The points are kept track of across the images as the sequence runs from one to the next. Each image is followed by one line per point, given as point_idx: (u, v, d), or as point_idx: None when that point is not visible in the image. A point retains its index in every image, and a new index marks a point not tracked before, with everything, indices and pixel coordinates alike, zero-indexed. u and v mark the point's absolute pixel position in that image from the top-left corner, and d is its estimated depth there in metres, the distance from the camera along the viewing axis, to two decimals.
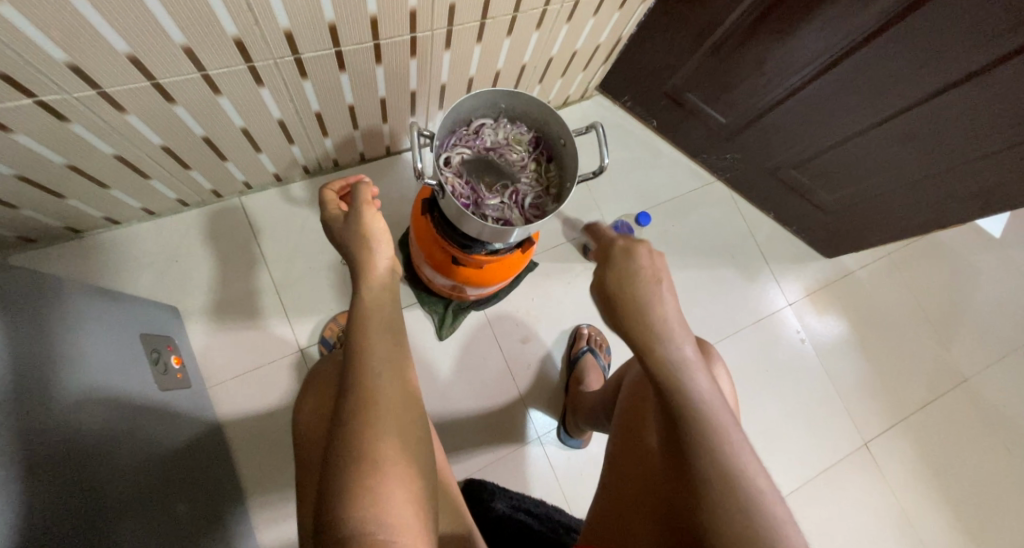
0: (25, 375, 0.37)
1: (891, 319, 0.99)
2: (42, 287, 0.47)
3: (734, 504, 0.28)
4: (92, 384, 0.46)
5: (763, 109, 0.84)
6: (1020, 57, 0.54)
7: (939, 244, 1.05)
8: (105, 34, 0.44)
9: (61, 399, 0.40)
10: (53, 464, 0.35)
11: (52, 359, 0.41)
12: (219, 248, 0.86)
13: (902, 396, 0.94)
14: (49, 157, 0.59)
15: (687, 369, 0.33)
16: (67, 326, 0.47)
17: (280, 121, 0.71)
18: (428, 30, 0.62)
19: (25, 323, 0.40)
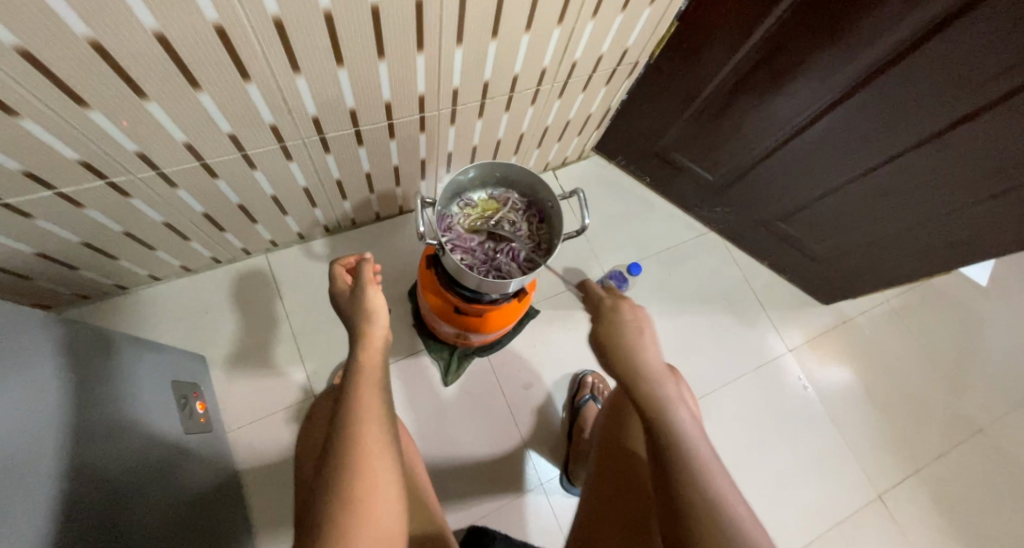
0: (65, 413, 0.42)
1: (897, 367, 0.99)
2: (96, 337, 0.54)
3: (705, 502, 0.33)
4: (132, 420, 0.52)
5: (746, 166, 0.90)
6: (964, 124, 0.60)
7: (941, 290, 1.06)
8: (167, 126, 0.54)
9: (104, 432, 0.46)
10: (94, 488, 0.41)
11: (100, 397, 0.48)
12: (245, 299, 0.93)
13: (916, 446, 0.92)
14: (108, 224, 0.69)
15: (662, 393, 0.42)
16: (117, 370, 0.54)
17: (305, 188, 0.81)
18: (435, 109, 0.72)
19: (72, 367, 0.46)
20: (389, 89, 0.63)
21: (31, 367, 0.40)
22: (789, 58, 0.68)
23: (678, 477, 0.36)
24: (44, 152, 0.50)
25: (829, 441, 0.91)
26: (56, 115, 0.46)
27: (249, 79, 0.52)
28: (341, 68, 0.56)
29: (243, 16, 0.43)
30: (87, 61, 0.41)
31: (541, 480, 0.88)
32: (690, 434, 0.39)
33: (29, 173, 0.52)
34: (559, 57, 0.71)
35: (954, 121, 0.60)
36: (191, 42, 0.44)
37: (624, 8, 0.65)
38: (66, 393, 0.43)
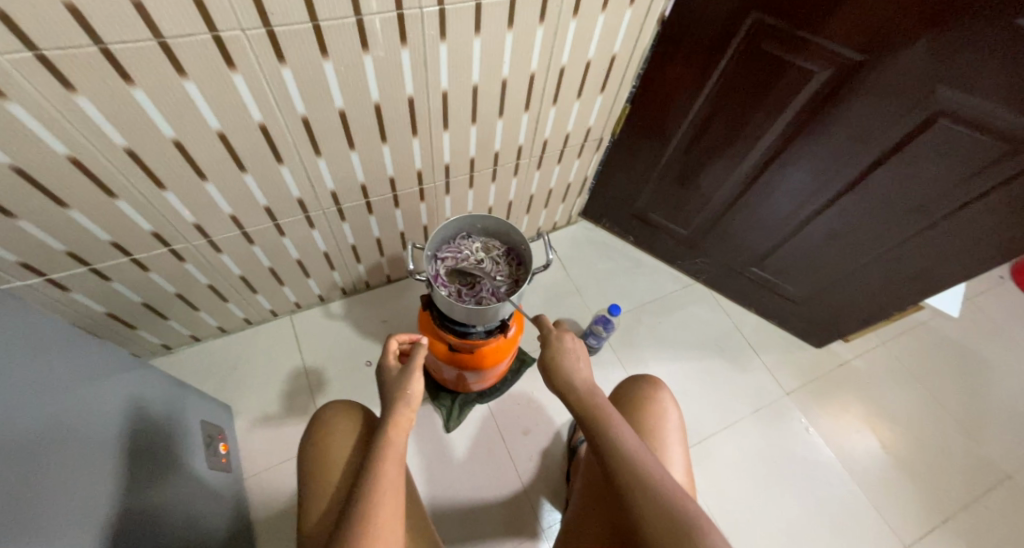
0: (112, 418, 0.57)
1: (902, 409, 1.03)
2: (116, 367, 0.64)
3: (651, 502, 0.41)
4: (169, 451, 0.67)
5: (714, 219, 1.01)
6: (874, 171, 0.72)
7: (925, 334, 1.13)
8: (218, 202, 0.70)
9: (152, 447, 0.63)
10: (138, 478, 0.57)
11: (151, 425, 0.66)
12: (267, 355, 1.04)
13: (942, 494, 0.93)
14: (164, 286, 0.82)
15: (610, 420, 0.50)
16: (158, 411, 0.69)
17: (325, 253, 0.95)
18: (432, 182, 0.87)
19: (94, 428, 0.53)
20: (391, 166, 0.79)
21: (60, 433, 0.47)
22: (724, 128, 0.83)
23: (620, 470, 0.45)
24: (127, 224, 0.66)
25: (847, 489, 0.93)
26: (141, 195, 0.63)
27: (282, 163, 0.68)
28: (352, 151, 0.72)
29: (278, 114, 0.60)
30: (165, 153, 0.58)
31: (546, 525, 0.88)
32: (625, 434, 0.48)
33: (113, 242, 0.68)
34: (532, 136, 0.87)
35: (865, 168, 0.73)
36: (241, 134, 0.60)
37: (579, 96, 0.82)
38: (85, 460, 0.49)
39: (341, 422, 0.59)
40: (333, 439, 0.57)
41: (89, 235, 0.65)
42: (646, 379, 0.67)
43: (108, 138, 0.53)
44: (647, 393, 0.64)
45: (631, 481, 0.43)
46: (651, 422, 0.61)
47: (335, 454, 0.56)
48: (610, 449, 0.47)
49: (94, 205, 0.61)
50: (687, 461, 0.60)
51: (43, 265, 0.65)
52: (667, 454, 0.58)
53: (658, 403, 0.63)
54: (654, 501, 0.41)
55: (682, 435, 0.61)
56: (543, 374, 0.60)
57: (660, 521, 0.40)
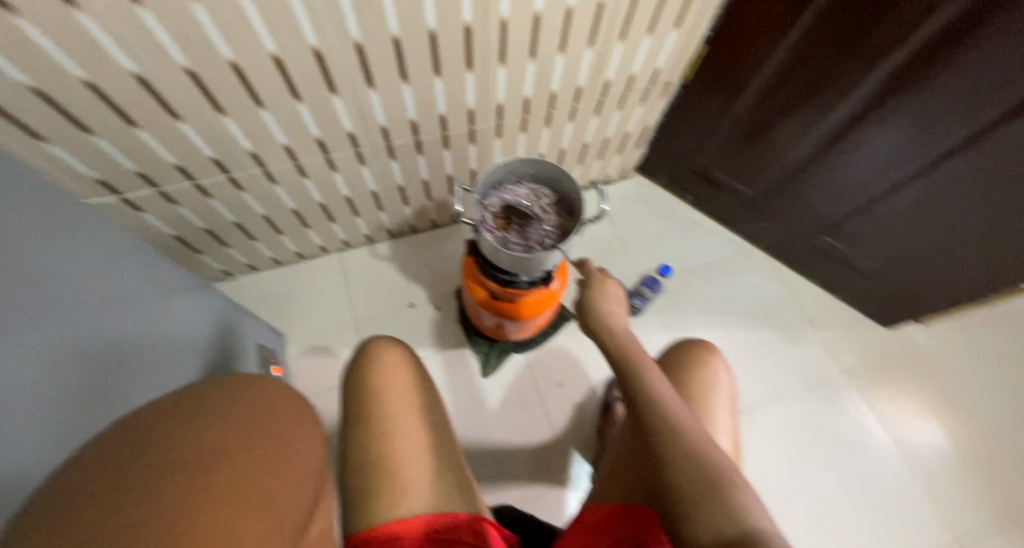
0: (181, 333, 0.63)
1: (970, 400, 0.96)
2: (182, 286, 0.69)
3: (671, 440, 0.39)
4: (234, 370, 0.73)
5: (785, 180, 0.92)
6: (996, 130, 0.61)
7: (1014, 323, 1.03)
8: (273, 131, 0.70)
9: (219, 363, 0.70)
10: None
11: (215, 344, 0.71)
12: (316, 289, 1.08)
13: (1001, 491, 0.89)
14: (223, 214, 0.86)
15: (641, 363, 0.48)
16: (223, 331, 0.75)
17: (373, 192, 0.95)
18: (483, 122, 0.83)
19: (156, 348, 0.56)
20: (443, 102, 0.76)
21: (125, 356, 0.48)
22: (813, 73, 0.73)
23: (644, 408, 0.43)
24: (189, 147, 0.68)
25: (896, 474, 0.90)
26: (201, 119, 0.64)
27: (335, 92, 0.67)
28: (404, 83, 0.69)
29: (333, 39, 0.58)
30: (223, 74, 0.58)
31: (574, 474, 0.90)
32: (655, 378, 0.46)
33: (178, 165, 0.71)
34: (593, 77, 0.80)
35: (980, 128, 0.62)
36: (297, 59, 0.59)
37: (651, 31, 0.73)
38: (160, 372, 0.55)
39: (379, 350, 0.58)
40: (371, 363, 0.56)
41: (155, 157, 0.67)
42: (699, 342, 0.64)
43: (170, 57, 0.53)
44: (696, 358, 0.62)
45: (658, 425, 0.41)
46: (698, 387, 0.58)
47: (371, 376, 0.55)
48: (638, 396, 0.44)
49: (160, 126, 0.62)
50: (735, 431, 0.57)
51: (117, 183, 0.69)
52: (713, 421, 0.56)
53: (708, 370, 0.60)
54: (677, 444, 0.39)
55: (731, 403, 0.59)
56: (580, 322, 0.59)
57: (681, 457, 0.38)
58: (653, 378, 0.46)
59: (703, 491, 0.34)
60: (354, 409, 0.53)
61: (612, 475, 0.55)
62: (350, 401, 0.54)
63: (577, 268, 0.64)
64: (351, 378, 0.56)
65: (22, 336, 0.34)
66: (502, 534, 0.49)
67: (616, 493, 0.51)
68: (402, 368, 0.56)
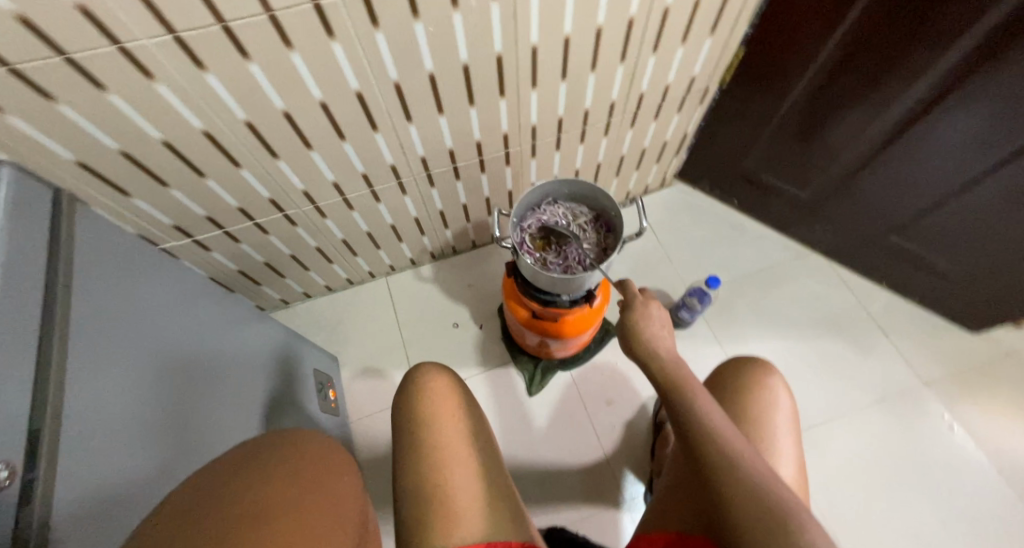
0: (250, 362, 0.68)
1: None
2: (246, 317, 0.74)
3: (729, 472, 0.37)
4: (298, 397, 0.78)
5: (842, 178, 0.87)
6: None
7: None
8: (321, 169, 0.75)
9: (284, 389, 0.75)
10: (274, 412, 0.68)
11: (280, 371, 0.76)
12: (365, 313, 1.13)
13: None
14: (281, 248, 0.92)
15: (691, 388, 0.46)
16: (286, 360, 0.81)
17: (415, 218, 0.98)
18: (518, 144, 0.85)
19: (226, 376, 0.60)
20: (479, 129, 0.78)
21: (204, 386, 0.53)
22: (865, 67, 0.68)
23: (698, 437, 0.41)
24: (249, 190, 0.74)
25: (999, 499, 0.80)
26: (260, 165, 0.69)
27: (377, 130, 0.71)
28: (441, 115, 0.72)
29: (373, 82, 0.61)
30: (277, 124, 0.63)
31: (628, 496, 0.88)
32: (708, 404, 0.44)
33: (240, 208, 0.77)
34: (626, 91, 0.79)
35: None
36: (342, 103, 0.63)
37: (684, 40, 0.72)
38: (234, 399, 0.59)
39: (426, 377, 0.59)
40: (419, 392, 0.57)
41: (221, 202, 0.74)
42: (755, 361, 0.61)
43: (232, 113, 0.58)
44: (752, 378, 0.58)
45: (713, 455, 0.38)
46: (756, 410, 0.55)
47: (419, 404, 0.56)
48: (690, 423, 0.42)
49: (224, 175, 0.68)
50: (800, 458, 0.53)
51: (190, 227, 0.76)
52: (775, 447, 0.52)
53: (767, 392, 0.57)
54: (736, 476, 0.36)
55: (794, 427, 0.55)
56: (622, 344, 0.57)
57: (741, 491, 0.35)
58: (706, 404, 0.44)
59: (766, 527, 0.32)
60: (405, 436, 0.54)
61: (666, 505, 0.52)
62: (400, 429, 0.55)
63: (618, 287, 0.63)
64: (401, 406, 0.58)
65: (89, 382, 0.36)
66: None
67: (671, 523, 0.49)
68: (449, 394, 0.58)
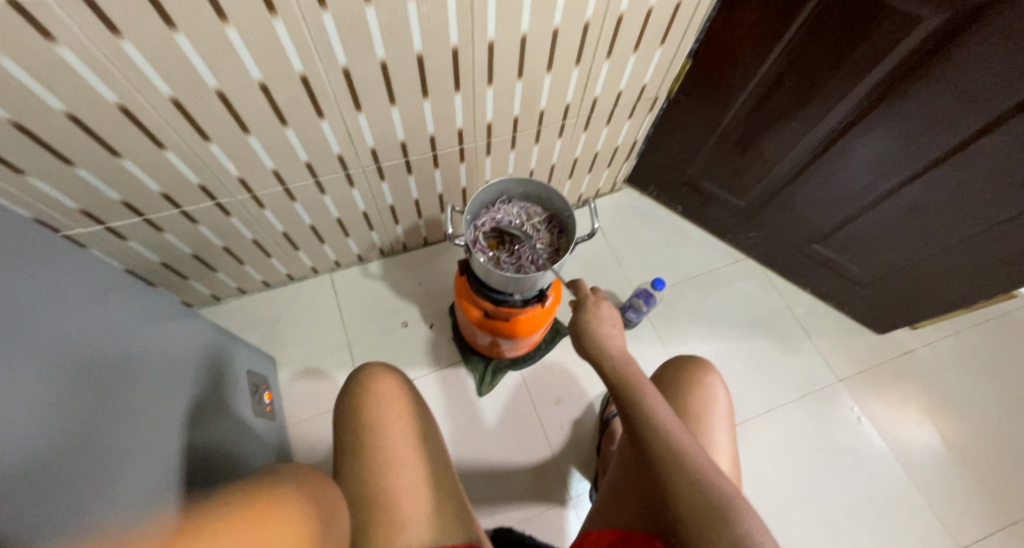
0: (174, 362, 0.62)
1: (966, 404, 0.98)
2: (170, 314, 0.68)
3: (677, 470, 0.39)
4: (230, 403, 0.73)
5: (775, 189, 0.94)
6: (985, 135, 0.62)
7: (1000, 326, 1.06)
8: (260, 156, 0.70)
9: (215, 393, 0.69)
10: (200, 417, 0.63)
11: (210, 374, 0.71)
12: (307, 310, 1.07)
13: (1004, 497, 0.89)
14: (212, 240, 0.85)
15: (640, 387, 0.48)
16: (216, 359, 0.75)
17: (364, 212, 0.94)
18: (473, 142, 0.84)
19: (140, 390, 0.51)
20: (433, 123, 0.76)
21: (123, 390, 0.48)
22: (800, 83, 0.74)
23: (647, 436, 0.42)
24: (174, 175, 0.67)
25: (897, 481, 0.90)
26: (188, 147, 0.63)
27: (323, 117, 0.67)
28: (393, 106, 0.69)
29: (319, 66, 0.58)
30: (209, 103, 0.57)
31: (574, 493, 0.89)
32: (656, 403, 0.45)
33: (164, 193, 0.70)
34: (580, 94, 0.81)
35: (962, 139, 0.65)
36: (284, 86, 0.59)
37: (636, 49, 0.74)
38: (156, 402, 0.54)
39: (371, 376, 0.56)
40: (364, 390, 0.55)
41: (141, 186, 0.66)
42: (695, 359, 0.64)
43: (154, 87, 0.53)
44: (692, 374, 0.62)
45: (660, 453, 0.40)
46: (697, 405, 0.58)
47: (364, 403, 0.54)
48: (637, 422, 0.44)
49: (143, 155, 0.61)
50: (735, 451, 0.57)
51: (101, 212, 0.68)
52: (711, 442, 0.55)
53: (706, 388, 0.60)
54: (683, 473, 0.38)
55: (729, 420, 0.59)
56: (574, 344, 0.58)
57: (689, 490, 0.37)
58: (653, 402, 0.46)
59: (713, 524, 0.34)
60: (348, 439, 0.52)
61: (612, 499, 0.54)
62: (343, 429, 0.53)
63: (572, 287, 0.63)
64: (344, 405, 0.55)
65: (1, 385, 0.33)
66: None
67: (619, 516, 0.50)
68: (396, 393, 0.56)
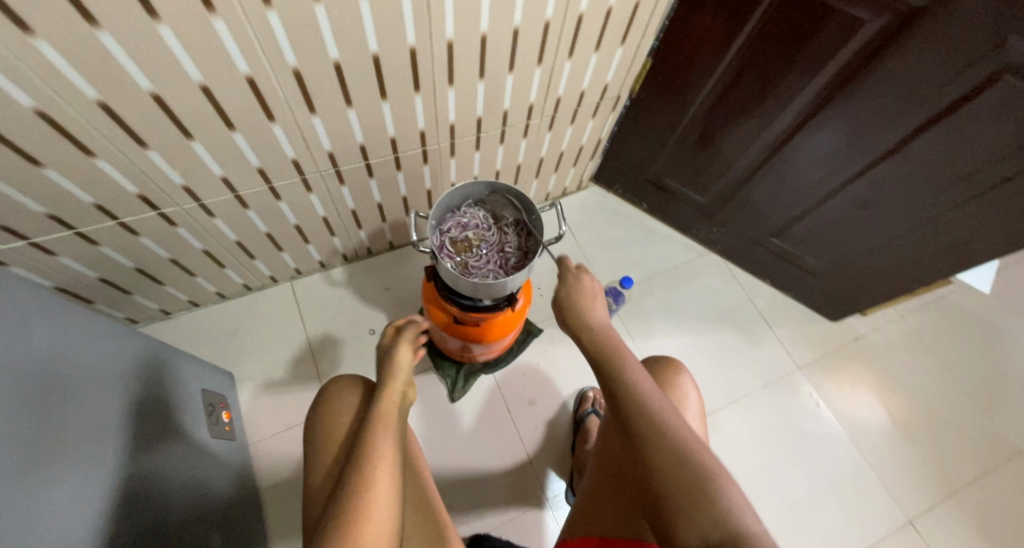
0: (111, 390, 0.57)
1: (911, 384, 1.04)
2: (108, 337, 0.63)
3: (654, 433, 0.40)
4: (182, 429, 0.69)
5: (733, 186, 0.97)
6: (921, 134, 0.67)
7: (938, 309, 1.14)
8: (207, 163, 0.65)
9: (163, 420, 0.65)
10: (147, 447, 0.59)
11: (158, 398, 0.66)
12: (267, 321, 1.02)
13: (947, 469, 0.96)
14: (157, 252, 0.79)
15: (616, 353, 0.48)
16: (163, 380, 0.70)
17: (324, 218, 0.90)
18: (436, 143, 0.82)
19: (59, 429, 0.46)
20: (393, 125, 0.73)
21: (52, 428, 0.44)
22: (753, 85, 0.76)
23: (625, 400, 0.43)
24: (109, 185, 0.62)
25: (852, 461, 0.95)
26: (122, 154, 0.58)
27: (274, 120, 0.63)
28: (349, 108, 0.66)
29: (267, 67, 0.54)
30: (144, 107, 0.53)
31: (551, 494, 0.90)
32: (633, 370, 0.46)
33: (97, 205, 0.64)
34: (544, 94, 0.80)
35: (900, 139, 0.69)
36: (228, 89, 0.55)
37: (597, 49, 0.74)
38: (94, 436, 0.50)
39: (344, 389, 0.62)
40: (339, 402, 0.61)
41: (70, 197, 0.61)
42: (666, 360, 0.65)
43: (78, 91, 0.48)
44: (664, 374, 0.63)
45: (646, 424, 0.40)
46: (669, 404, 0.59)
47: (341, 413, 0.60)
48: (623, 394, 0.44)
49: (70, 164, 0.56)
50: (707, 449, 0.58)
51: (24, 227, 0.61)
52: None
53: (679, 388, 0.61)
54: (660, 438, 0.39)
55: (700, 417, 0.60)
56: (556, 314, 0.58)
57: (663, 449, 0.38)
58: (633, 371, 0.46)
59: (685, 480, 0.36)
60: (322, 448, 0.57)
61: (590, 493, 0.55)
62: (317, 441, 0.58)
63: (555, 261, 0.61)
64: (318, 420, 0.60)
65: None
66: None
67: (596, 521, 0.52)
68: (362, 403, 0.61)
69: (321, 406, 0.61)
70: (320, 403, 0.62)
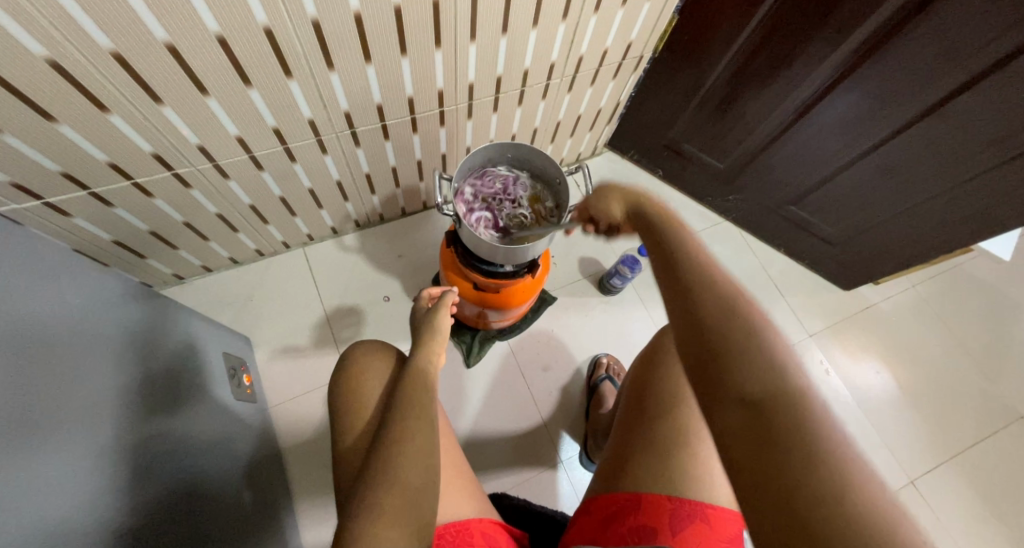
0: (139, 354, 0.59)
1: (919, 352, 1.06)
2: (130, 299, 0.63)
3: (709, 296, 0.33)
4: (209, 393, 0.70)
5: (753, 151, 0.95)
6: (954, 98, 0.65)
7: (949, 279, 1.15)
8: (222, 121, 0.63)
9: (192, 384, 0.66)
10: (175, 409, 0.60)
11: (186, 363, 0.68)
12: (282, 287, 1.02)
13: (949, 433, 0.99)
14: (171, 215, 0.78)
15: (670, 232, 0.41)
16: (189, 345, 0.71)
17: (337, 181, 0.88)
18: (453, 105, 0.79)
19: (78, 391, 0.45)
20: (411, 84, 0.71)
21: (80, 390, 0.45)
22: (784, 43, 0.73)
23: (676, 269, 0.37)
24: (124, 143, 0.60)
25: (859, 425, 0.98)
26: (135, 111, 0.56)
27: (291, 77, 0.61)
28: (368, 64, 0.64)
29: (285, 17, 0.51)
30: (158, 59, 0.51)
31: (565, 455, 0.93)
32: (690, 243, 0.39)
33: (111, 164, 0.62)
34: (566, 52, 0.77)
35: (935, 102, 0.67)
36: (243, 41, 0.52)
37: (623, 3, 0.71)
38: (120, 401, 0.51)
39: (371, 356, 0.63)
40: (362, 367, 0.61)
41: (83, 155, 0.59)
42: None
43: (91, 40, 0.46)
44: None
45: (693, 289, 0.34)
46: None
47: (366, 380, 0.60)
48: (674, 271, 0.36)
49: (84, 118, 0.54)
50: None
51: (36, 186, 0.60)
52: None
53: None
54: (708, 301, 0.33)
55: None
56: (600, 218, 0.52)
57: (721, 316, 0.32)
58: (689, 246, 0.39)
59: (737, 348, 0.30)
60: (348, 414, 0.58)
61: (619, 454, 0.57)
62: (343, 410, 0.59)
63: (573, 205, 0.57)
64: (343, 386, 0.61)
65: None
66: (510, 532, 0.57)
67: (630, 481, 0.52)
68: (381, 371, 0.62)
69: (348, 370, 0.62)
70: (346, 369, 0.62)
